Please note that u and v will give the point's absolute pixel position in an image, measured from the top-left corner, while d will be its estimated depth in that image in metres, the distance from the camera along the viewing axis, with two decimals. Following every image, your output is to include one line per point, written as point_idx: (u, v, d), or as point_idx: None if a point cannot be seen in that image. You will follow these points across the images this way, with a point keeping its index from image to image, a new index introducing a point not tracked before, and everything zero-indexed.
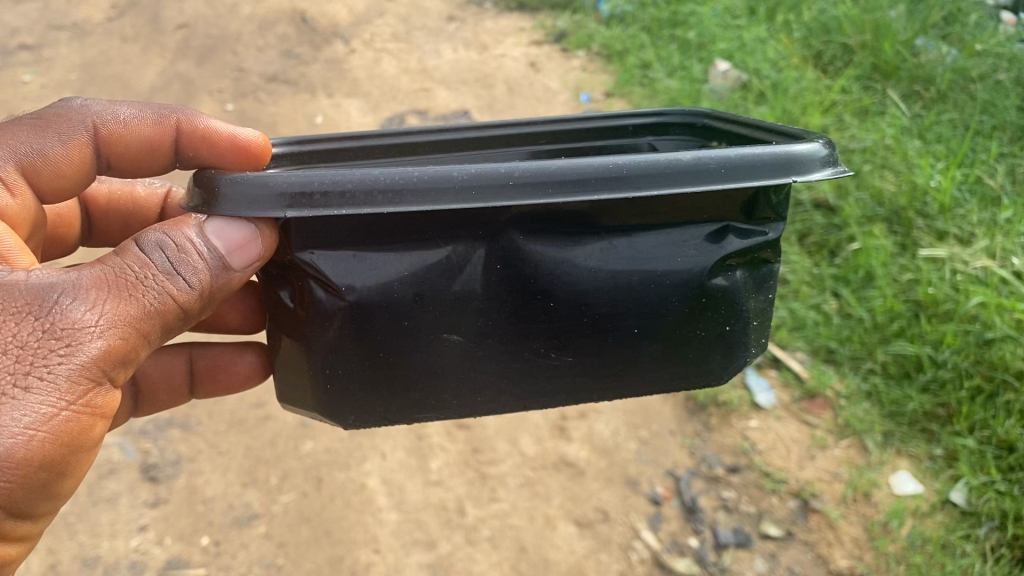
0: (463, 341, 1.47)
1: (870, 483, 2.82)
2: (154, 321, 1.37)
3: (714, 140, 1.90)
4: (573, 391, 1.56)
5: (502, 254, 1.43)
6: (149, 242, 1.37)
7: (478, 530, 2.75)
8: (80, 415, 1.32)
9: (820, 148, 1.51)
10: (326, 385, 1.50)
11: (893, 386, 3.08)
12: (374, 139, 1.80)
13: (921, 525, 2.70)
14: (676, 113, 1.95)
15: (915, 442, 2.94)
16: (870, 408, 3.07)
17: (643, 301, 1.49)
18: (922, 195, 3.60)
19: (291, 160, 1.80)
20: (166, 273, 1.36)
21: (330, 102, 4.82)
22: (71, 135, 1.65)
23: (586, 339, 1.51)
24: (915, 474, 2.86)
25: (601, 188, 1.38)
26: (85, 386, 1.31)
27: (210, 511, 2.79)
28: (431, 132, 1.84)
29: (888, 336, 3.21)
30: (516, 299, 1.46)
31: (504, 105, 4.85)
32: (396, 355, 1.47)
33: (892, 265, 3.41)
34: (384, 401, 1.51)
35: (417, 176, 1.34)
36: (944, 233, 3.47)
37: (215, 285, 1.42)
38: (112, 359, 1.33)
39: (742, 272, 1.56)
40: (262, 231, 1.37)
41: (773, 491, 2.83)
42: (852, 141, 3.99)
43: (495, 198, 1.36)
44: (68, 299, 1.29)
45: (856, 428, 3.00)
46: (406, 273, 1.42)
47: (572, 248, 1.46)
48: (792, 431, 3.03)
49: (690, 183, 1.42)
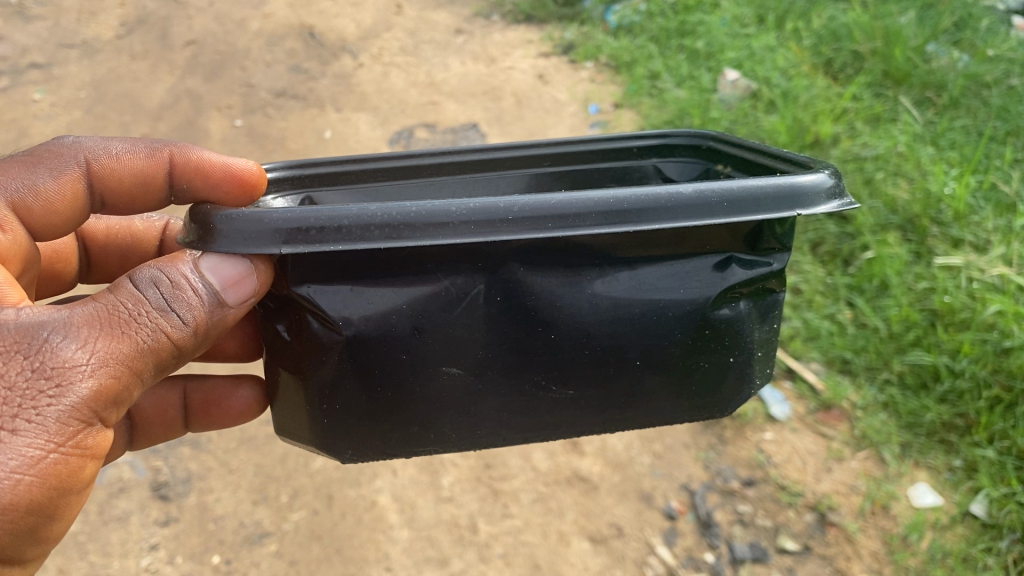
0: (464, 374, 1.45)
1: (888, 496, 2.78)
2: (147, 358, 1.36)
3: (720, 163, 1.89)
4: (575, 423, 1.54)
5: (502, 287, 1.41)
6: (143, 278, 1.36)
7: (491, 547, 2.72)
8: (70, 457, 1.30)
9: (825, 179, 1.48)
10: (325, 419, 1.48)
11: (911, 397, 3.03)
12: (378, 163, 1.79)
13: (942, 538, 2.66)
14: (682, 135, 1.93)
15: (934, 453, 2.90)
16: (888, 419, 3.03)
17: (646, 332, 1.48)
18: (936, 203, 3.56)
19: (292, 184, 1.76)
20: (160, 308, 1.35)
21: (339, 116, 4.82)
22: (63, 171, 1.66)
23: (588, 372, 1.49)
24: (933, 486, 2.81)
25: (600, 222, 1.36)
26: (76, 427, 1.30)
27: (221, 530, 2.77)
28: (435, 154, 1.81)
29: (904, 345, 3.16)
30: (517, 330, 1.44)
31: (512, 117, 4.85)
32: (395, 389, 1.45)
33: (907, 274, 3.37)
34: (383, 435, 1.49)
35: (415, 211, 1.32)
36: (959, 241, 3.43)
37: (209, 322, 1.41)
38: (103, 399, 1.31)
39: (747, 303, 1.54)
40: (256, 267, 1.35)
41: (790, 504, 2.79)
42: (864, 149, 3.96)
43: (492, 232, 1.33)
44: (59, 338, 1.28)
45: (873, 439, 2.96)
46: (405, 306, 1.40)
47: (574, 279, 1.43)
48: (808, 443, 3.00)
49: (692, 217, 1.39)
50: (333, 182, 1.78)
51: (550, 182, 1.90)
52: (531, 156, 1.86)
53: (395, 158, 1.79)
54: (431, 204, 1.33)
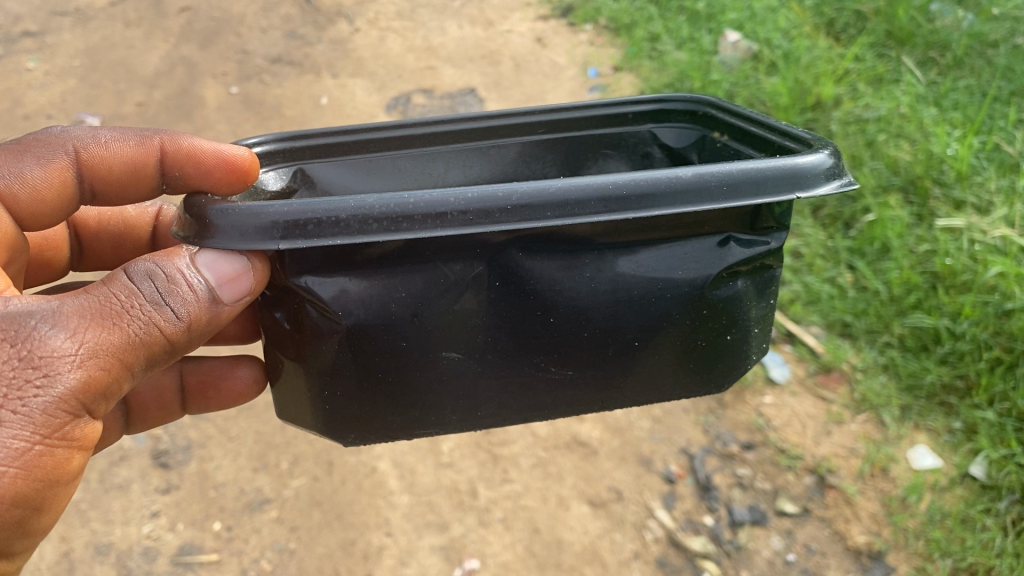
0: (464, 358, 1.45)
1: (887, 458, 2.78)
2: (140, 351, 1.33)
3: (715, 130, 1.84)
4: (573, 401, 1.54)
5: (501, 273, 1.39)
6: (138, 270, 1.33)
7: (490, 512, 2.73)
8: (55, 448, 1.31)
9: (824, 159, 1.45)
10: (327, 405, 1.48)
11: (911, 359, 3.02)
12: (371, 134, 1.75)
13: (940, 500, 2.66)
14: (677, 100, 1.89)
15: (934, 416, 2.89)
16: (888, 381, 3.02)
17: (644, 313, 1.47)
18: (938, 164, 3.52)
19: (286, 157, 1.72)
20: (154, 302, 1.33)
21: (335, 83, 4.78)
22: (50, 158, 1.64)
23: (586, 352, 1.48)
24: (933, 448, 2.81)
25: (600, 209, 1.34)
26: (62, 419, 1.29)
27: (221, 497, 2.78)
28: (427, 124, 1.77)
29: (905, 308, 3.14)
30: (516, 315, 1.43)
31: (511, 81, 4.80)
32: (395, 375, 1.44)
33: (908, 236, 3.34)
34: (384, 419, 1.49)
35: (414, 202, 1.30)
36: (962, 202, 3.40)
37: (204, 318, 1.38)
38: (91, 391, 1.30)
39: (746, 280, 1.52)
40: (253, 264, 1.34)
41: (789, 467, 2.79)
42: (866, 110, 3.91)
43: (492, 222, 1.32)
44: (47, 327, 1.26)
45: (873, 402, 2.96)
46: (403, 294, 1.38)
47: (573, 264, 1.41)
48: (808, 406, 3.00)
49: (691, 203, 1.37)
50: (326, 154, 1.75)
51: (544, 149, 1.87)
52: (525, 123, 1.83)
53: (388, 127, 1.77)
54: (430, 194, 1.31)
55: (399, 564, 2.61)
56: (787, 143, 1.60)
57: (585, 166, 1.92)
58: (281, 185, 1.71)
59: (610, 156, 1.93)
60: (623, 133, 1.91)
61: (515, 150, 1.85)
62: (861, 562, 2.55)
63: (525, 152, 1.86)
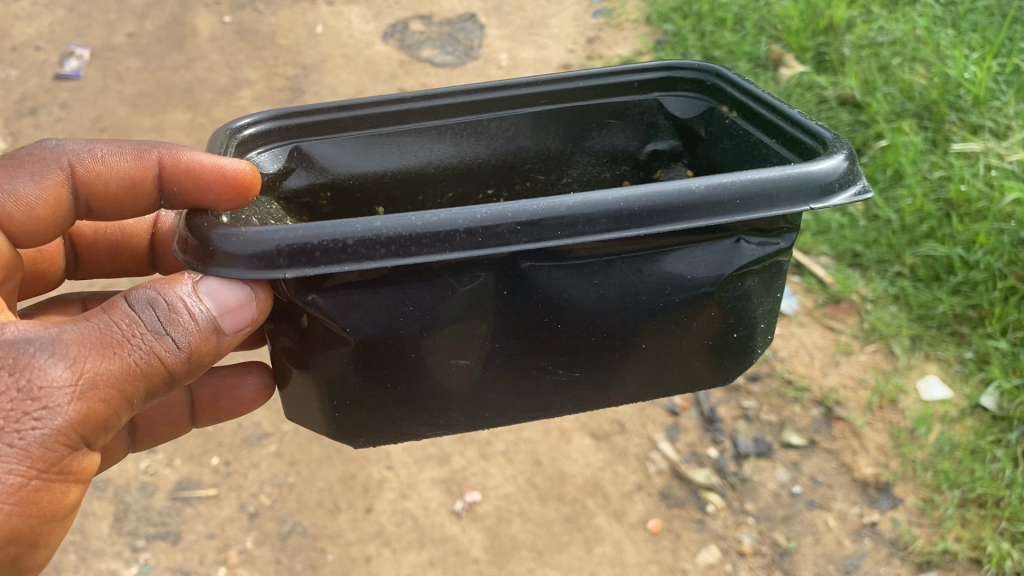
0: (472, 365, 1.37)
1: (897, 389, 2.72)
2: (140, 382, 1.24)
3: (723, 104, 1.69)
4: (581, 401, 1.47)
5: (510, 281, 1.29)
6: (139, 297, 1.23)
7: (491, 445, 2.71)
8: (51, 482, 1.23)
9: (839, 163, 1.33)
10: (336, 414, 1.39)
11: (923, 289, 2.95)
12: (367, 108, 1.62)
13: (950, 431, 2.61)
14: (686, 67, 1.73)
15: (945, 346, 2.83)
16: (898, 311, 2.95)
17: (656, 317, 1.38)
18: (955, 88, 3.38)
19: (281, 135, 1.60)
20: (155, 332, 1.23)
21: (331, 10, 4.65)
22: (45, 174, 1.49)
23: (594, 354, 1.40)
24: (944, 378, 2.76)
25: (613, 227, 1.24)
26: (60, 452, 1.22)
27: (219, 432, 2.76)
28: (424, 98, 1.64)
29: (917, 238, 3.06)
30: (523, 323, 1.34)
31: (512, 7, 4.65)
32: (400, 384, 1.36)
33: (922, 163, 3.25)
34: (392, 425, 1.41)
35: (420, 224, 1.20)
36: (979, 127, 3.26)
37: (208, 347, 1.29)
38: (90, 424, 1.22)
39: (754, 278, 1.42)
40: (257, 293, 1.23)
41: (795, 399, 2.76)
42: (880, 34, 3.78)
43: (503, 244, 1.22)
44: (46, 357, 1.17)
45: (882, 332, 2.89)
46: (408, 310, 1.28)
47: (586, 274, 1.31)
48: (816, 337, 2.94)
49: (704, 217, 1.27)
50: (325, 131, 1.63)
51: (546, 122, 1.74)
52: (527, 95, 1.69)
53: (387, 101, 1.63)
54: (437, 215, 1.20)
55: (400, 497, 2.59)
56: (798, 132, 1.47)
57: (588, 136, 1.79)
58: (279, 166, 1.61)
59: (614, 126, 1.79)
60: (627, 102, 1.77)
61: (516, 123, 1.72)
62: (868, 494, 2.52)
63: (526, 125, 1.73)
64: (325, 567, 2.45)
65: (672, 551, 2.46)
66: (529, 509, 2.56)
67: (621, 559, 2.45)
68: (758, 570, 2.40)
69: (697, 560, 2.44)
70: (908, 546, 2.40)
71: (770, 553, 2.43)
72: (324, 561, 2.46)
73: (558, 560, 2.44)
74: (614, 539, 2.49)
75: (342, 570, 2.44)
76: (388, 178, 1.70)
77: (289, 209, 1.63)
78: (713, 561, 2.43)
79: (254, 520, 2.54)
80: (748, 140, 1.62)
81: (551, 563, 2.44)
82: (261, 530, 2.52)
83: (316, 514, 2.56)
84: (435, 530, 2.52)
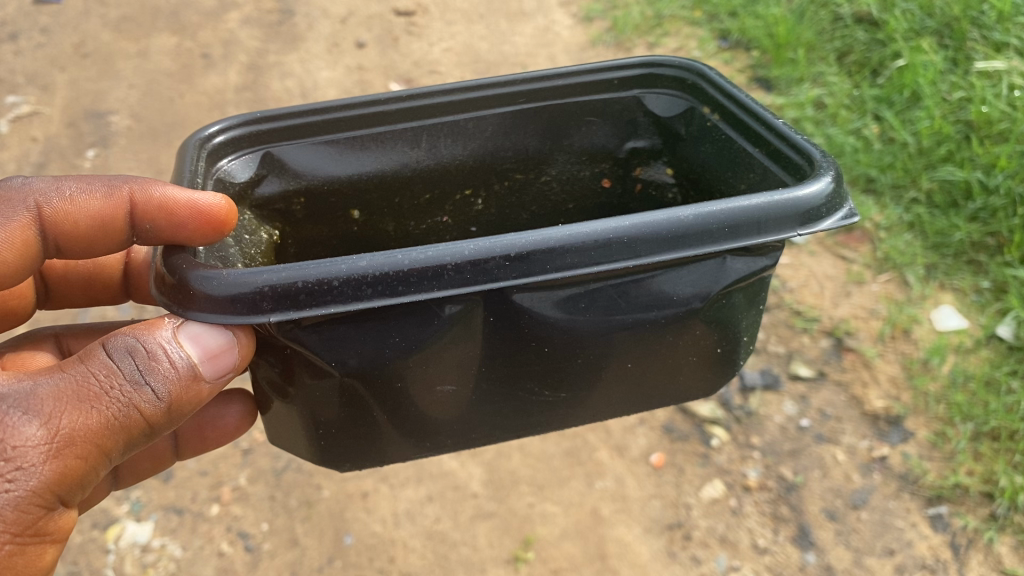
0: (459, 388, 1.26)
1: (910, 320, 2.64)
2: (117, 436, 1.15)
3: (704, 105, 1.55)
4: (565, 417, 1.37)
5: (495, 308, 1.16)
6: (117, 346, 1.14)
7: None
8: (28, 545, 1.17)
9: (826, 186, 1.20)
10: (321, 440, 1.29)
11: (939, 216, 2.83)
12: (341, 112, 1.47)
13: (964, 362, 2.53)
14: (670, 64, 1.58)
15: (961, 275, 2.72)
16: (913, 240, 2.84)
17: (643, 338, 1.27)
18: (979, 4, 3.23)
19: (251, 141, 1.45)
20: (132, 382, 1.13)
21: None
22: (6, 217, 1.30)
23: (578, 372, 1.29)
24: (959, 308, 2.65)
25: (604, 258, 1.13)
26: (34, 513, 1.15)
27: None
28: (401, 99, 1.49)
29: (934, 162, 2.93)
30: (508, 346, 1.23)
31: None
32: (385, 411, 1.25)
33: (941, 83, 3.09)
34: (378, 448, 1.31)
35: (406, 262, 1.08)
36: (1002, 44, 3.10)
37: (190, 396, 1.19)
38: (66, 482, 1.15)
39: (739, 294, 1.29)
40: (240, 337, 1.12)
41: (804, 330, 2.70)
42: None
43: (491, 279, 1.11)
44: (18, 415, 1.10)
45: (896, 261, 2.79)
46: (392, 345, 1.16)
47: (576, 302, 1.19)
48: (827, 268, 2.86)
49: (692, 247, 1.15)
50: (296, 135, 1.47)
51: (526, 121, 1.58)
52: (503, 94, 1.53)
53: (359, 104, 1.47)
54: (425, 252, 1.08)
55: None
56: (783, 148, 1.34)
57: (569, 135, 1.62)
58: (249, 174, 1.46)
59: (594, 123, 1.63)
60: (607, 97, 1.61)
61: (494, 123, 1.56)
62: (878, 428, 2.45)
63: (506, 124, 1.57)
64: (320, 503, 2.39)
65: (676, 485, 2.41)
66: (529, 444, 2.53)
67: (623, 494, 2.40)
68: (763, 504, 2.34)
69: (701, 494, 2.38)
70: (918, 479, 2.33)
71: (776, 487, 2.37)
72: (320, 498, 2.41)
73: (559, 495, 2.40)
74: (615, 474, 2.44)
75: (338, 507, 2.39)
76: (364, 183, 1.53)
77: (263, 218, 1.48)
78: (717, 495, 2.37)
79: (248, 457, 2.50)
80: (731, 146, 1.49)
81: (551, 499, 2.40)
82: (256, 466, 2.48)
83: None
84: (435, 466, 2.48)
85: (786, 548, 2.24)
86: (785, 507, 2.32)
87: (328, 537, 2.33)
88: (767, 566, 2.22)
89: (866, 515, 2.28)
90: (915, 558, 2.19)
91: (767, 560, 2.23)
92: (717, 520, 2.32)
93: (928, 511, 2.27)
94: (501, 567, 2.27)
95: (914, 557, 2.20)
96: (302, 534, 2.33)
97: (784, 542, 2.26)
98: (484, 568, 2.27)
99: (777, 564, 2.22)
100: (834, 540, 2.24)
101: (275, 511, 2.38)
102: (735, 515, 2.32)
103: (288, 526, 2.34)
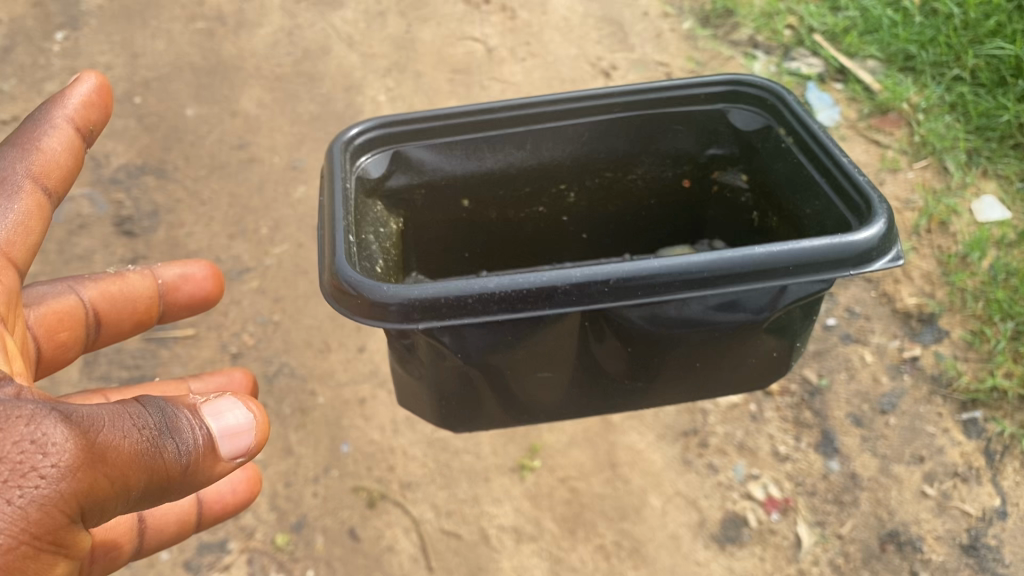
0: (555, 377, 1.18)
1: (948, 211, 2.44)
2: (144, 478, 0.92)
3: (784, 130, 1.27)
4: (637, 402, 1.27)
5: (543, 322, 1.05)
6: (144, 400, 0.96)
7: None
8: (34, 562, 0.86)
9: (876, 234, 1.02)
10: (442, 408, 1.23)
11: (984, 96, 2.60)
12: (462, 114, 1.28)
13: (1006, 257, 2.35)
14: (753, 83, 1.31)
15: (1007, 161, 2.50)
16: (953, 122, 2.61)
17: (704, 351, 1.15)
18: None
19: (384, 143, 1.29)
20: (165, 434, 0.93)
21: None
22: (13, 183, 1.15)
23: (637, 367, 1.18)
24: (1002, 198, 2.45)
25: (620, 298, 1.01)
26: (51, 526, 0.86)
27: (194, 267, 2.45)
28: (501, 103, 1.29)
29: (981, 36, 2.69)
30: (574, 348, 1.13)
31: None
32: (473, 394, 1.19)
33: None
34: (483, 418, 1.25)
35: (484, 287, 0.99)
36: None
37: (207, 479, 0.99)
38: (83, 508, 0.89)
39: (798, 308, 1.13)
40: (255, 412, 1.01)
41: None
42: None
43: (546, 306, 1.01)
44: (51, 409, 0.87)
45: (935, 147, 2.56)
46: (482, 343, 1.08)
47: (621, 321, 1.07)
48: (859, 154, 2.61)
49: (731, 287, 1.02)
50: (425, 136, 1.30)
51: (616, 129, 1.35)
52: (600, 103, 1.31)
53: (462, 113, 1.28)
54: (496, 281, 0.99)
55: None
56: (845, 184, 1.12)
57: (655, 139, 1.37)
58: (383, 170, 1.30)
59: (680, 131, 1.37)
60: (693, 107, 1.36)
61: (589, 130, 1.34)
62: (910, 327, 2.31)
63: (593, 134, 1.35)
64: (315, 411, 2.24)
65: None
66: None
67: None
68: (785, 409, 2.22)
69: (719, 400, 2.26)
70: (951, 383, 2.20)
71: (799, 392, 2.25)
72: (314, 404, 2.25)
73: None
74: None
75: (334, 414, 2.24)
76: (479, 180, 1.37)
77: (393, 208, 1.34)
78: (735, 401, 2.26)
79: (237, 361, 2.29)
80: (800, 168, 1.24)
81: None
82: (245, 371, 2.28)
83: (305, 355, 2.32)
84: None
85: (808, 456, 2.14)
86: (808, 412, 2.21)
87: (324, 445, 2.19)
88: (788, 475, 2.11)
89: (894, 421, 2.16)
90: (946, 465, 2.07)
91: (788, 468, 2.13)
92: (735, 426, 2.21)
93: (961, 417, 2.15)
94: (505, 477, 2.15)
95: (944, 465, 2.08)
96: (297, 444, 2.19)
97: (807, 449, 2.15)
98: (489, 478, 2.15)
99: (799, 473, 2.11)
100: (859, 447, 2.13)
101: (266, 419, 2.23)
102: (755, 421, 2.22)
103: (280, 434, 2.21)
